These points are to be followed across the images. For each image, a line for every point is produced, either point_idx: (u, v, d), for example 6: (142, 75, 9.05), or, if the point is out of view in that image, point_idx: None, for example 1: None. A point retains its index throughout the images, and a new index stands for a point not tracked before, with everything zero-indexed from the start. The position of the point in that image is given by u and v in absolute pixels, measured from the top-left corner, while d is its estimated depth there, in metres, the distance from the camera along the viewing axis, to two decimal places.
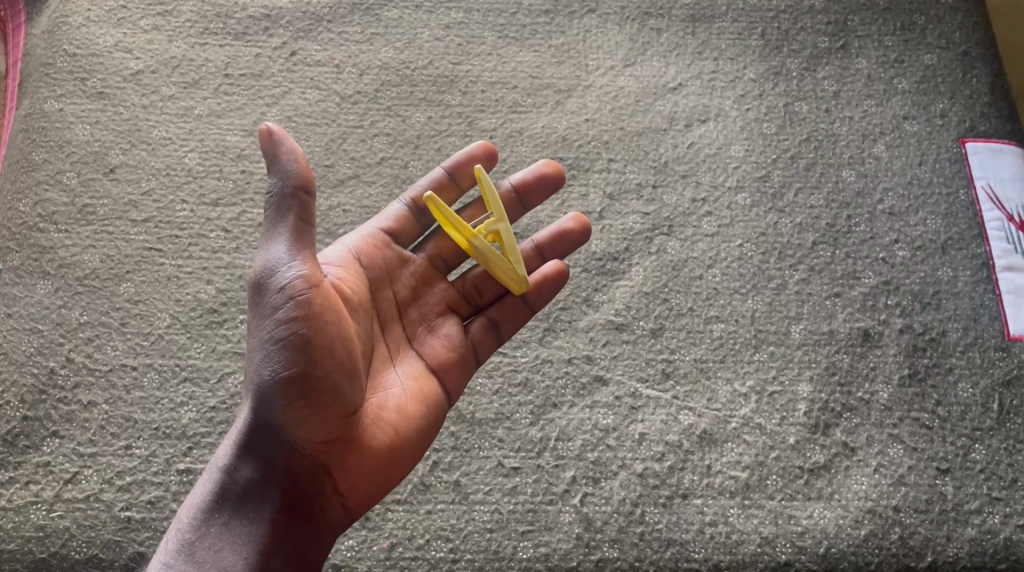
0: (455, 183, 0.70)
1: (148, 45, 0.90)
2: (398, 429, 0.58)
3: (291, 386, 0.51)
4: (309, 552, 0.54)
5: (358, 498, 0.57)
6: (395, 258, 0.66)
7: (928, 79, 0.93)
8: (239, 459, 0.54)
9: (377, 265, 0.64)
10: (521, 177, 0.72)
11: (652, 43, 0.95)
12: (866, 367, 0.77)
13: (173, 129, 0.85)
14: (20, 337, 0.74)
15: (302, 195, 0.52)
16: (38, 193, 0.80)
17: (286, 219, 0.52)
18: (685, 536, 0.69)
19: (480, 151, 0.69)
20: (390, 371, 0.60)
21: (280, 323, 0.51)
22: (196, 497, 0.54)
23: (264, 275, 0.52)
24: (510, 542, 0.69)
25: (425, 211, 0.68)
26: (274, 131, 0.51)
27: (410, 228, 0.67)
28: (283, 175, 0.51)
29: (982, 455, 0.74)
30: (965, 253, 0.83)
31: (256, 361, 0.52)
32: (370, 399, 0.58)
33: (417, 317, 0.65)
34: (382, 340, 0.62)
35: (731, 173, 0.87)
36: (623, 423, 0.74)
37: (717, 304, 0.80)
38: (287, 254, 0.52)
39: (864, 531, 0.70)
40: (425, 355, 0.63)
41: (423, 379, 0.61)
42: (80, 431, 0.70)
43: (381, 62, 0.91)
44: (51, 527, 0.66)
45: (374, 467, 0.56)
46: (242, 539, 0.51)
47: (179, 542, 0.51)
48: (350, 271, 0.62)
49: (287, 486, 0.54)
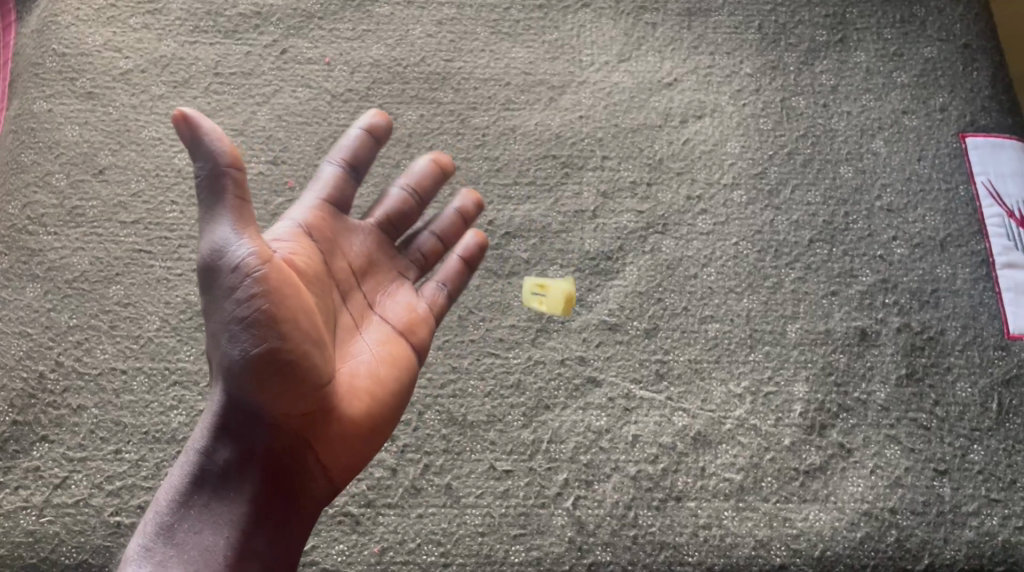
0: (376, 143, 0.63)
1: (137, 44, 0.89)
2: (371, 398, 0.58)
3: (263, 363, 0.50)
4: (291, 522, 0.55)
5: (337, 466, 0.57)
6: (340, 225, 0.62)
7: (928, 72, 0.91)
8: (216, 440, 0.53)
9: (333, 233, 0.61)
10: (422, 164, 0.68)
11: (648, 37, 0.93)
12: (863, 366, 0.76)
13: (163, 130, 0.85)
14: (9, 340, 0.74)
15: (233, 173, 0.50)
16: (27, 194, 0.80)
17: (225, 199, 0.50)
18: (678, 539, 0.68)
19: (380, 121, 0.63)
20: (355, 340, 0.60)
21: (240, 302, 0.50)
22: (171, 479, 0.53)
23: (213, 256, 0.50)
24: (501, 546, 0.68)
25: (358, 174, 0.63)
26: (190, 115, 0.49)
27: (350, 193, 0.63)
28: (209, 156, 0.49)
29: (980, 456, 0.73)
30: (964, 250, 0.82)
31: (222, 340, 0.51)
32: (341, 369, 0.57)
33: (371, 281, 0.64)
34: (346, 308, 0.60)
35: (727, 169, 0.85)
36: (616, 425, 0.73)
37: (712, 303, 0.79)
38: (232, 231, 0.50)
39: (860, 533, 0.69)
40: (388, 321, 0.62)
41: (391, 345, 0.61)
42: (69, 435, 0.70)
43: (373, 60, 0.90)
44: (41, 532, 0.66)
45: (353, 434, 0.57)
46: (225, 518, 0.51)
47: (157, 525, 0.50)
48: (303, 242, 0.58)
49: (265, 463, 0.53)
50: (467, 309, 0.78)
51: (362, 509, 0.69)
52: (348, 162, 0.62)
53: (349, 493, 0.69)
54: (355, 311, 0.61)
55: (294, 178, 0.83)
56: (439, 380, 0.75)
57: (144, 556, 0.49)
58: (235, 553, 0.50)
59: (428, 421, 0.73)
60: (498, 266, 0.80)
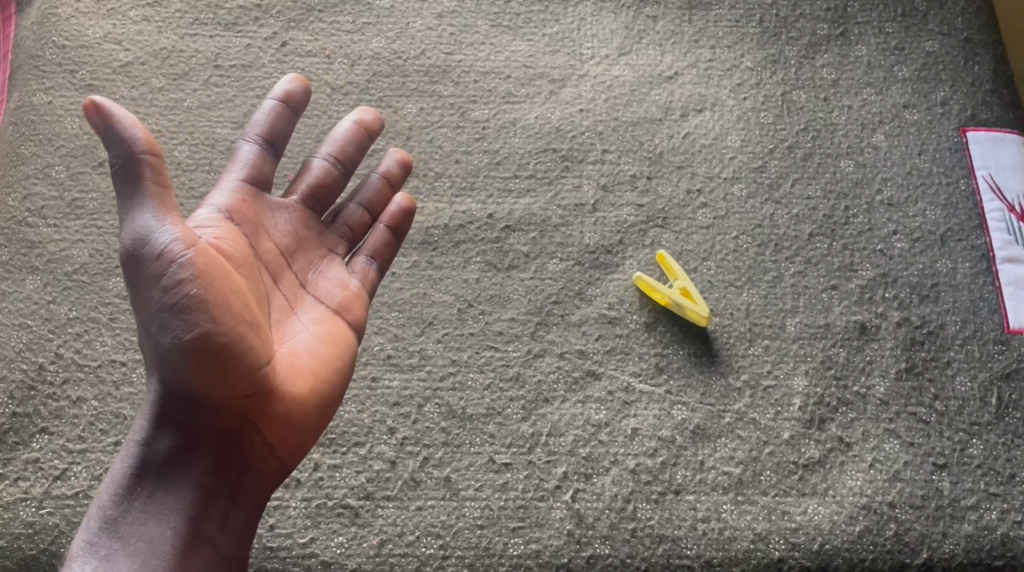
0: (291, 115, 0.63)
1: (137, 36, 0.89)
2: (314, 375, 0.58)
3: (195, 348, 0.50)
4: (241, 505, 0.55)
5: (289, 446, 0.57)
6: (264, 205, 0.62)
7: (929, 66, 0.91)
8: (156, 429, 0.52)
9: (259, 213, 0.61)
10: (345, 129, 0.67)
11: (648, 31, 0.93)
12: (863, 360, 0.76)
13: (162, 122, 0.84)
14: (9, 333, 0.74)
15: (149, 159, 0.50)
16: (27, 186, 0.80)
17: (142, 186, 0.50)
18: (677, 533, 0.69)
19: (296, 88, 0.63)
20: (291, 320, 0.59)
21: (166, 291, 0.50)
22: (113, 474, 0.52)
23: (133, 244, 0.50)
24: (500, 538, 0.68)
25: (275, 150, 0.62)
26: (102, 105, 0.49)
27: (271, 170, 0.62)
28: (122, 143, 0.49)
29: (979, 450, 0.73)
30: (964, 244, 0.82)
31: (151, 328, 0.51)
32: (279, 351, 0.57)
33: (304, 260, 0.63)
34: (279, 289, 0.60)
35: (727, 163, 0.85)
36: (615, 418, 0.73)
37: (712, 297, 0.79)
38: (152, 218, 0.50)
39: (859, 527, 0.69)
40: (324, 298, 0.62)
41: (330, 323, 0.61)
42: (69, 427, 0.70)
43: (373, 52, 0.90)
44: (40, 523, 0.66)
45: (300, 414, 0.56)
46: (171, 508, 0.51)
47: (101, 520, 0.50)
48: (227, 227, 0.58)
49: (208, 448, 0.53)
50: (466, 303, 0.78)
51: (361, 502, 0.69)
52: (263, 137, 0.62)
53: (349, 485, 0.70)
54: (292, 292, 0.61)
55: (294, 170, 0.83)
56: (438, 373, 0.75)
57: (89, 553, 0.49)
58: (181, 542, 0.50)
59: (427, 414, 0.73)
60: (498, 259, 0.80)
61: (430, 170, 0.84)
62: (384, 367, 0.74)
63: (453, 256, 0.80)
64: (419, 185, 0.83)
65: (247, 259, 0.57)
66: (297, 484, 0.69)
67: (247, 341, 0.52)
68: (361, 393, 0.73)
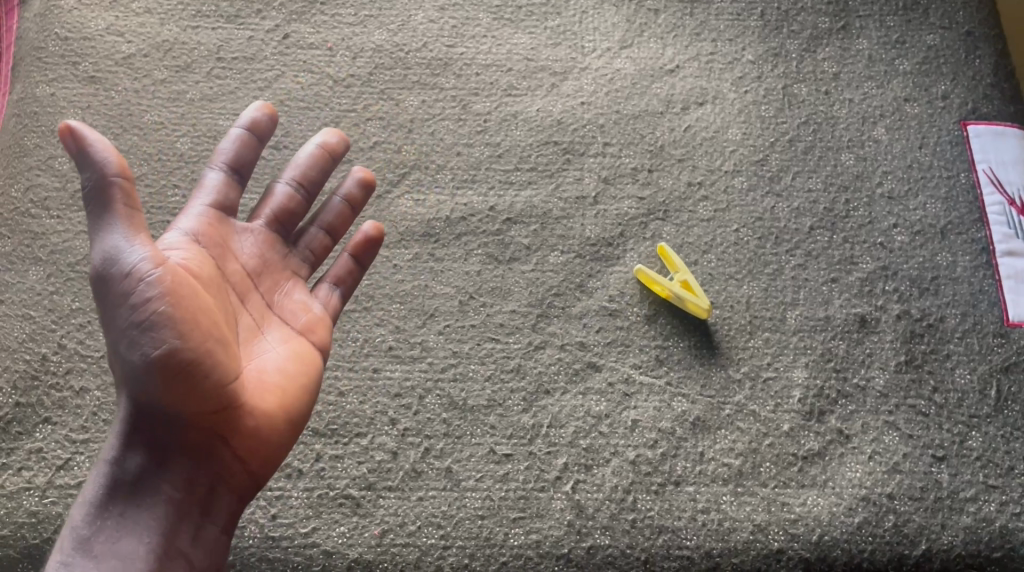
0: (257, 142, 0.62)
1: (140, 28, 0.89)
2: (282, 392, 0.57)
3: (164, 366, 0.50)
4: (212, 520, 0.55)
5: (259, 462, 0.57)
6: (232, 228, 0.61)
7: (931, 60, 0.91)
8: (127, 447, 0.53)
9: (227, 234, 0.60)
10: (307, 154, 0.66)
11: (650, 24, 0.93)
12: (863, 353, 0.76)
13: (165, 114, 0.85)
14: (13, 323, 0.74)
15: (120, 182, 0.50)
16: (30, 178, 0.80)
17: (112, 208, 0.50)
18: (677, 523, 0.69)
19: (262, 116, 0.62)
20: (260, 339, 0.59)
21: (134, 308, 0.50)
22: (86, 492, 0.52)
23: (104, 266, 0.50)
24: (501, 529, 0.68)
25: (242, 176, 0.62)
26: (76, 127, 0.49)
27: (236, 197, 0.62)
28: (95, 166, 0.49)
29: (979, 443, 0.73)
30: (964, 237, 0.82)
31: (121, 346, 0.51)
32: (247, 369, 0.57)
33: (271, 280, 0.62)
34: (248, 308, 0.60)
35: (728, 156, 0.85)
36: (616, 410, 0.74)
37: (712, 289, 0.79)
38: (122, 239, 0.50)
39: (858, 518, 0.70)
40: (293, 318, 0.62)
41: (298, 342, 0.60)
42: (72, 417, 0.71)
43: (374, 45, 0.90)
44: (43, 513, 0.67)
45: (269, 431, 0.56)
46: (142, 525, 0.51)
47: (74, 539, 0.50)
48: (196, 248, 0.57)
49: (180, 465, 0.53)
50: (468, 295, 0.78)
51: (362, 492, 0.69)
52: (229, 166, 0.61)
53: (350, 476, 0.70)
54: (260, 310, 0.60)
55: None
56: (440, 364, 0.75)
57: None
58: (152, 559, 0.51)
59: (428, 405, 0.73)
60: (499, 251, 0.80)
61: (432, 163, 0.84)
62: (386, 358, 0.75)
63: (455, 248, 0.80)
64: (421, 178, 0.83)
65: (215, 278, 0.57)
66: (299, 474, 0.70)
67: (215, 357, 0.52)
68: (362, 384, 0.74)
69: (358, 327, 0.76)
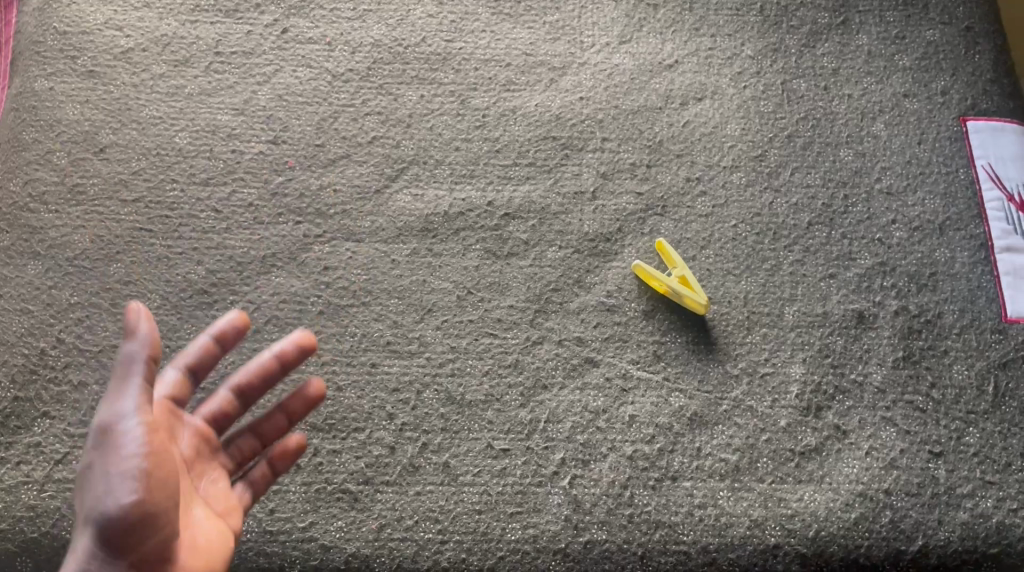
0: (220, 350, 0.63)
1: (138, 22, 0.89)
2: (210, 556, 0.56)
3: (140, 518, 0.49)
4: None
5: None
6: (175, 419, 0.60)
7: (930, 55, 0.91)
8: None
9: (169, 409, 0.59)
10: (261, 362, 0.65)
11: (649, 19, 0.93)
12: (860, 349, 0.77)
13: (164, 108, 0.85)
14: (12, 317, 0.74)
15: (151, 364, 0.53)
16: (29, 172, 0.80)
17: (134, 378, 0.52)
18: (674, 518, 0.69)
19: (233, 325, 0.63)
20: (189, 511, 0.57)
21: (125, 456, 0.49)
22: None
23: (108, 426, 0.51)
24: (498, 523, 0.69)
25: (196, 379, 0.62)
26: (140, 308, 0.53)
27: (188, 397, 0.61)
28: (140, 342, 0.52)
29: (976, 439, 0.73)
30: (963, 233, 0.82)
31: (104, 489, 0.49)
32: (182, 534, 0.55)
33: (197, 470, 0.61)
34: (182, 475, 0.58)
35: (727, 152, 0.85)
36: (613, 405, 0.74)
37: (710, 285, 0.79)
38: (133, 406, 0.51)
39: (855, 514, 0.70)
40: (215, 500, 0.60)
41: (224, 527, 0.59)
42: (71, 412, 0.71)
43: (373, 40, 0.90)
44: (42, 507, 0.67)
45: None
46: None
47: None
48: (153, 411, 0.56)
49: None
50: (466, 290, 0.78)
51: (360, 487, 0.70)
52: (188, 367, 0.61)
53: (348, 470, 0.70)
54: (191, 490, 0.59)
55: (294, 157, 0.83)
56: (437, 359, 0.75)
57: None
58: None
59: (426, 400, 0.73)
60: (497, 246, 0.80)
61: (431, 158, 0.84)
62: (384, 353, 0.75)
63: (453, 243, 0.80)
64: (420, 173, 0.83)
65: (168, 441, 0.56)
66: (296, 469, 0.70)
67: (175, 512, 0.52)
68: (360, 379, 0.74)
69: (355, 322, 0.76)
